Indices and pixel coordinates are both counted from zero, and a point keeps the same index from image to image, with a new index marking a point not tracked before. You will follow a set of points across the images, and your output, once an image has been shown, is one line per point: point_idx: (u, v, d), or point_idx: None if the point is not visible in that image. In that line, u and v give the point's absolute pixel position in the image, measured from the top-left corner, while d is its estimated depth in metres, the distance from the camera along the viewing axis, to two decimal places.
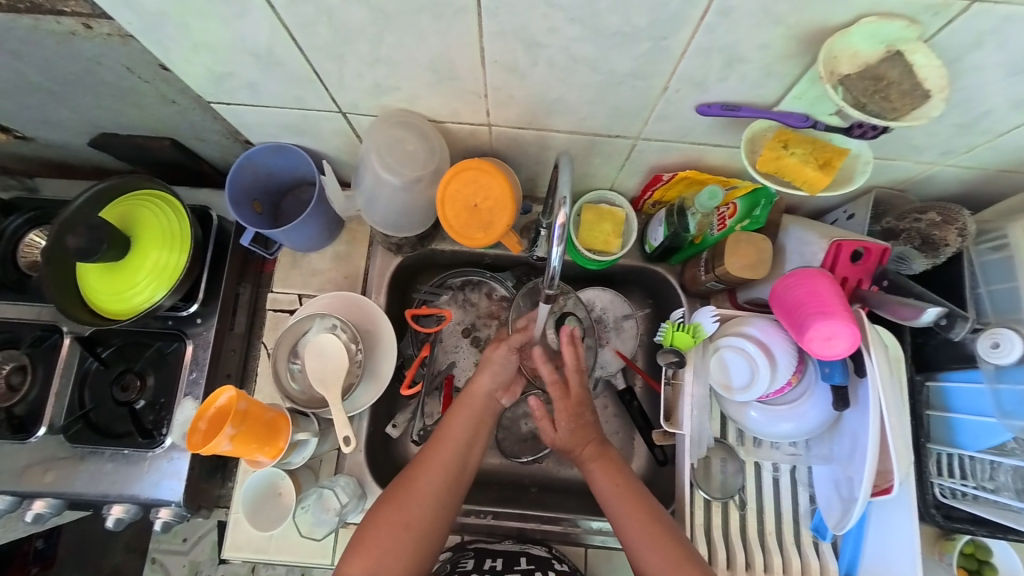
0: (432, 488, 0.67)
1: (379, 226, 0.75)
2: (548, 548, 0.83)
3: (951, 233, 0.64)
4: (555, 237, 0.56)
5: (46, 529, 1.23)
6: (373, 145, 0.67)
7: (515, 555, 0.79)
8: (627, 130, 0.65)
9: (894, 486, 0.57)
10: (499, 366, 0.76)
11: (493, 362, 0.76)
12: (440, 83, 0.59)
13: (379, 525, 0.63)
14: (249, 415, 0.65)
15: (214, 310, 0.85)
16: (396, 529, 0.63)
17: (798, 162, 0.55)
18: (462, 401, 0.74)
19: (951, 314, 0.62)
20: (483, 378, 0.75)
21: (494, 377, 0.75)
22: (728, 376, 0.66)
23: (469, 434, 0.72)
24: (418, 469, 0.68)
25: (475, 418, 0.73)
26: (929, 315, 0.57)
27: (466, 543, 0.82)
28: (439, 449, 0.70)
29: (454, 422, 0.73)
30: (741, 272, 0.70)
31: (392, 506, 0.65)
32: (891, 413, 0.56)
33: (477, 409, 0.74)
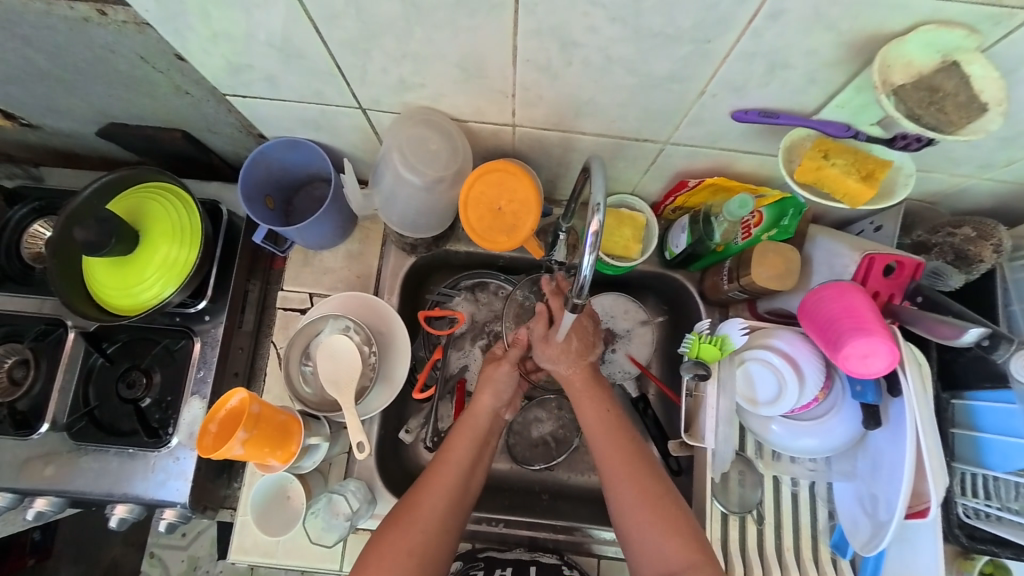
0: (437, 510, 0.64)
1: (396, 226, 0.73)
2: (559, 556, 0.80)
3: (986, 249, 0.62)
4: (586, 245, 0.54)
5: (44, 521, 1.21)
6: (395, 143, 0.65)
7: (524, 564, 0.77)
8: (656, 134, 0.63)
9: (930, 508, 0.55)
10: (501, 383, 0.76)
11: (494, 381, 0.76)
12: (467, 81, 0.57)
13: (384, 552, 0.61)
14: (263, 418, 0.63)
15: (223, 307, 0.84)
16: (400, 557, 0.60)
17: (840, 173, 0.53)
18: (464, 422, 0.73)
19: (994, 335, 0.59)
20: (485, 397, 0.75)
21: (496, 397, 0.75)
22: (754, 390, 0.65)
23: (472, 454, 0.70)
24: (422, 491, 0.66)
25: (479, 438, 0.72)
26: (971, 334, 0.55)
27: (476, 552, 0.80)
28: (443, 470, 0.68)
29: (456, 441, 0.70)
30: (769, 282, 0.68)
31: (397, 532, 0.62)
32: (927, 434, 0.55)
33: (479, 429, 0.72)
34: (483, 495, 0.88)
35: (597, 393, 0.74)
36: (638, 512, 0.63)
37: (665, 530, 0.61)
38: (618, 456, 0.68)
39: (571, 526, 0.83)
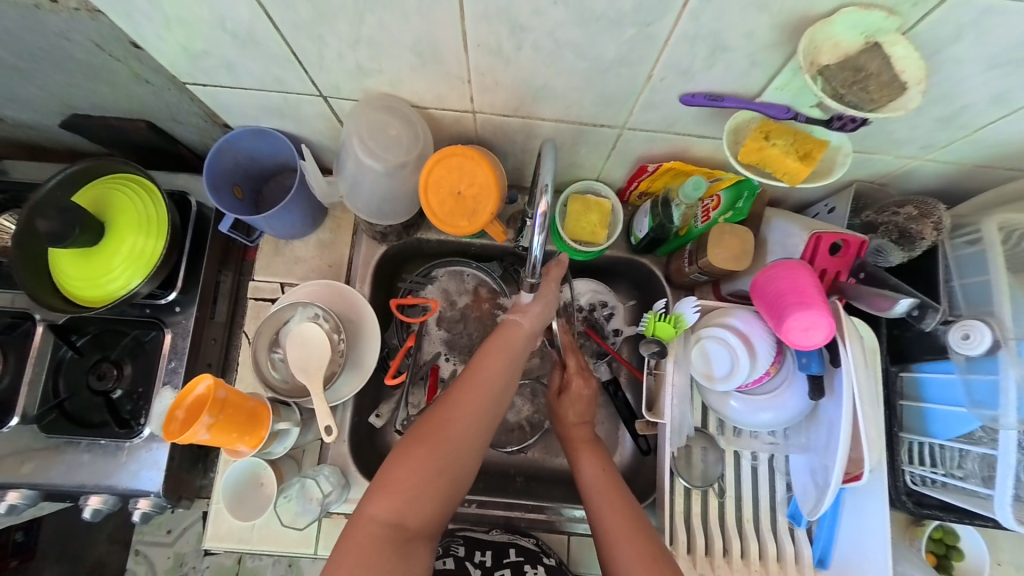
0: (467, 426, 0.61)
1: (362, 213, 0.73)
2: (535, 540, 0.82)
3: (928, 227, 0.65)
4: (537, 227, 0.56)
5: (25, 522, 1.21)
6: (356, 129, 0.65)
7: (504, 547, 0.79)
8: (613, 119, 0.65)
9: (864, 473, 0.58)
10: (546, 305, 0.73)
11: (545, 299, 0.73)
12: (424, 67, 0.58)
13: (409, 466, 0.58)
14: (230, 404, 0.63)
15: (194, 299, 0.84)
16: (431, 471, 0.58)
17: (780, 153, 0.55)
18: (497, 339, 0.68)
19: (922, 305, 0.65)
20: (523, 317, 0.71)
21: (539, 317, 0.72)
22: (710, 366, 0.67)
23: (507, 372, 0.65)
24: (449, 410, 0.62)
25: (514, 356, 0.67)
26: (902, 306, 0.58)
27: (455, 530, 0.83)
28: (474, 387, 0.64)
29: (488, 359, 0.66)
30: (725, 263, 0.71)
31: (423, 446, 0.59)
32: (863, 402, 0.58)
33: (513, 349, 0.67)
34: None
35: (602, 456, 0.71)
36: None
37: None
38: (608, 500, 0.65)
39: (545, 506, 0.85)
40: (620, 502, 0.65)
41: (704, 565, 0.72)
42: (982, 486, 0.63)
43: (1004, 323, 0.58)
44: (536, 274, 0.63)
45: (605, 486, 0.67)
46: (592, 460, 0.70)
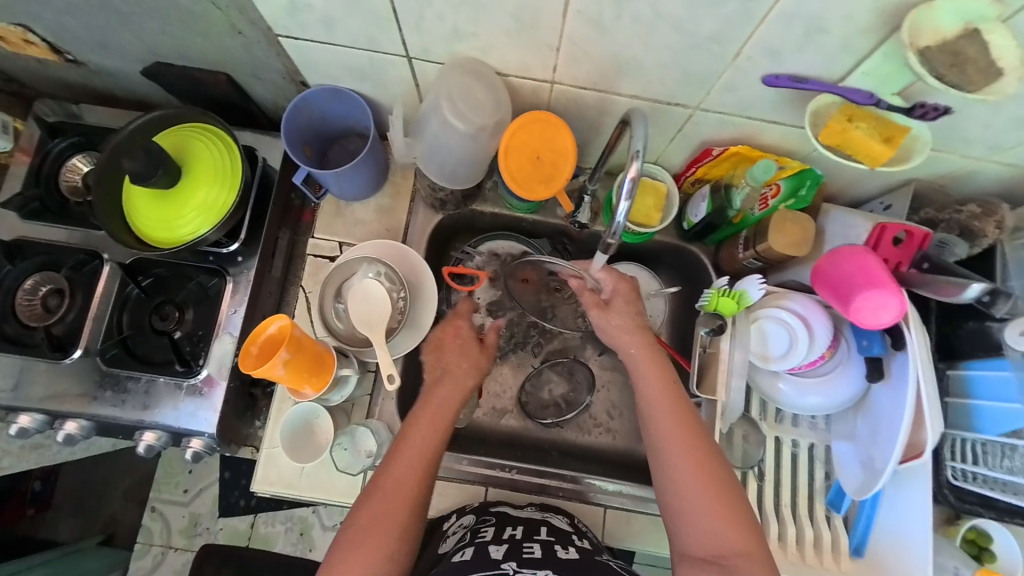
0: (402, 496, 0.62)
1: (433, 176, 0.76)
2: (569, 523, 0.75)
3: (990, 224, 0.69)
4: (624, 191, 0.58)
5: (44, 471, 1.24)
6: (443, 90, 0.67)
7: (535, 525, 0.71)
8: (688, 99, 0.68)
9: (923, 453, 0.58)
10: (461, 375, 0.74)
11: (452, 374, 0.74)
12: (519, 34, 0.61)
13: (356, 548, 0.59)
14: (304, 345, 0.65)
15: (255, 252, 0.87)
16: (377, 549, 0.59)
17: (864, 136, 0.56)
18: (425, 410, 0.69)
19: (996, 292, 0.63)
20: (444, 387, 0.72)
21: (458, 386, 0.73)
22: (767, 346, 0.68)
23: (435, 441, 0.67)
24: (386, 486, 0.63)
25: (442, 427, 0.69)
26: (973, 291, 0.58)
27: (488, 509, 0.77)
28: (398, 463, 0.65)
29: (416, 431, 0.67)
30: (786, 249, 0.73)
31: (370, 525, 0.60)
32: (928, 384, 0.58)
33: (443, 416, 0.69)
34: (497, 449, 0.91)
35: (662, 362, 0.68)
36: (700, 509, 0.58)
37: (729, 515, 0.58)
38: (666, 405, 0.65)
39: (576, 476, 0.84)
40: (692, 429, 0.63)
41: None
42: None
43: None
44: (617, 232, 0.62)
45: (663, 393, 0.65)
46: (670, 392, 0.66)
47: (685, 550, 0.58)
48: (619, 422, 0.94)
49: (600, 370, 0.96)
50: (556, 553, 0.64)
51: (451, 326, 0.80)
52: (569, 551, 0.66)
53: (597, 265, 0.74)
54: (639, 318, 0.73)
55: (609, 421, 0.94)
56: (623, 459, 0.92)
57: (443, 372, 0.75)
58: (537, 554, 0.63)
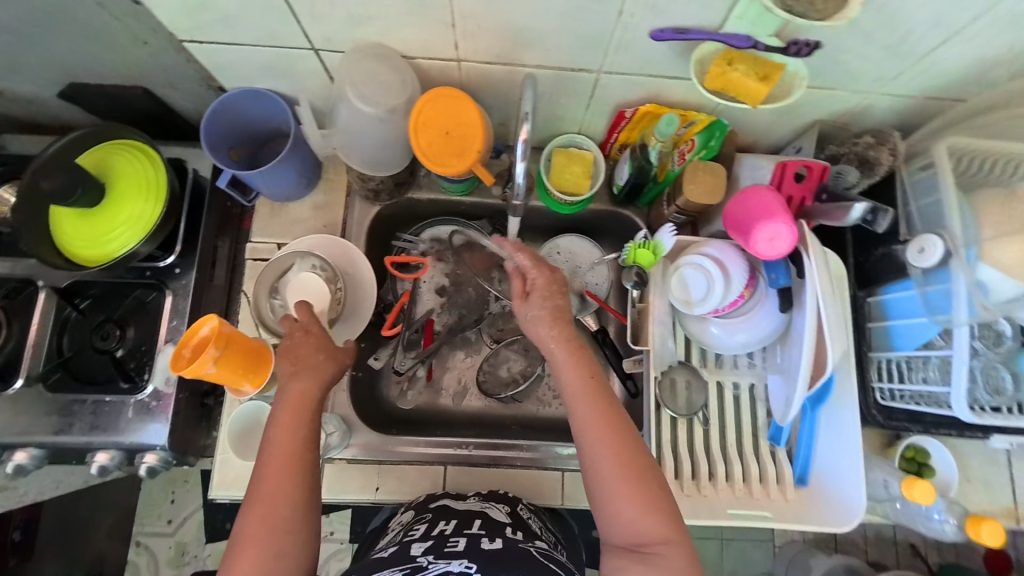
0: (284, 488, 0.58)
1: (358, 166, 0.77)
2: (510, 511, 0.73)
3: (884, 153, 0.72)
4: (520, 153, 0.59)
5: None
6: (349, 77, 0.68)
7: (469, 518, 0.69)
8: (590, 63, 0.70)
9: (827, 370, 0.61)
10: (317, 361, 0.65)
11: (306, 361, 0.65)
12: (412, 12, 0.63)
13: (248, 547, 0.55)
14: (235, 339, 0.65)
15: (192, 263, 0.87)
16: (267, 544, 0.55)
17: (741, 77, 0.60)
18: (288, 402, 0.62)
19: (874, 208, 0.70)
20: (301, 376, 0.64)
21: (318, 371, 0.64)
22: (689, 292, 0.69)
23: (304, 430, 0.61)
24: (266, 483, 0.58)
25: (309, 413, 0.62)
26: (856, 212, 0.63)
27: (427, 504, 0.74)
28: (273, 459, 0.59)
29: (281, 424, 0.61)
30: (700, 198, 0.75)
31: (256, 521, 0.56)
32: (827, 305, 0.61)
33: (307, 403, 0.63)
34: (461, 427, 0.90)
35: (584, 358, 0.66)
36: (619, 502, 0.60)
37: (647, 506, 0.59)
38: (589, 402, 0.64)
39: (533, 444, 0.83)
40: (614, 423, 0.63)
41: (691, 489, 0.71)
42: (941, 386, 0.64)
43: (955, 235, 0.62)
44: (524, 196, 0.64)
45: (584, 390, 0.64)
46: (592, 392, 0.64)
47: (610, 539, 0.61)
48: None
49: None
50: (479, 545, 0.62)
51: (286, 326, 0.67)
52: (495, 541, 0.64)
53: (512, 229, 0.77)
54: (561, 307, 0.69)
55: None
56: None
57: (295, 371, 0.64)
58: (460, 548, 0.62)
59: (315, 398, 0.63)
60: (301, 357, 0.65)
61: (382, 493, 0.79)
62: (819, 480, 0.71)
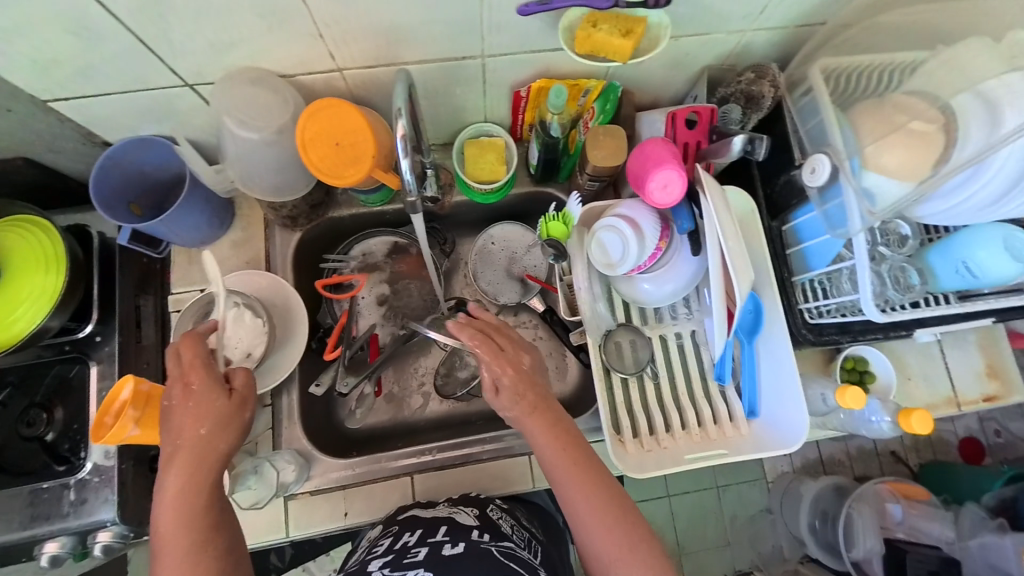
0: (179, 559, 0.55)
1: (262, 196, 0.75)
2: (478, 513, 0.71)
3: (765, 86, 0.76)
4: (400, 150, 0.58)
5: None
6: (227, 106, 0.67)
7: (435, 525, 0.68)
8: (470, 49, 0.70)
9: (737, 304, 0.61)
10: (206, 412, 0.60)
11: (195, 416, 0.59)
12: (274, 29, 0.62)
13: None
14: (155, 396, 0.63)
15: (113, 328, 0.81)
16: None
17: (606, 36, 0.61)
18: (178, 463, 0.58)
19: (751, 137, 0.69)
20: (186, 437, 0.59)
21: (207, 426, 0.59)
22: (608, 254, 0.70)
23: (196, 494, 0.58)
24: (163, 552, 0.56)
25: (200, 476, 0.58)
26: (736, 144, 0.69)
27: (395, 517, 0.73)
28: (167, 527, 0.56)
29: (171, 488, 0.57)
30: (606, 161, 0.76)
31: None
32: (728, 242, 0.61)
33: (196, 465, 0.58)
34: (429, 432, 0.90)
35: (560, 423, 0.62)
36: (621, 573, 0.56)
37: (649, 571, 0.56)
38: (573, 470, 0.60)
39: (496, 435, 0.83)
40: (603, 491, 0.59)
41: (651, 445, 0.73)
42: (852, 294, 0.68)
43: (840, 149, 0.66)
44: (413, 191, 0.62)
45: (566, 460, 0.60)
46: (576, 467, 0.60)
47: None
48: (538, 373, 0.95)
49: None
50: (439, 552, 0.62)
51: (175, 366, 0.62)
52: (457, 545, 0.63)
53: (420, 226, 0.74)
54: (526, 372, 0.64)
55: None
56: None
57: (180, 435, 0.59)
58: (419, 557, 0.61)
59: (211, 462, 0.59)
60: (185, 412, 0.60)
61: (352, 517, 0.78)
62: (765, 410, 0.74)
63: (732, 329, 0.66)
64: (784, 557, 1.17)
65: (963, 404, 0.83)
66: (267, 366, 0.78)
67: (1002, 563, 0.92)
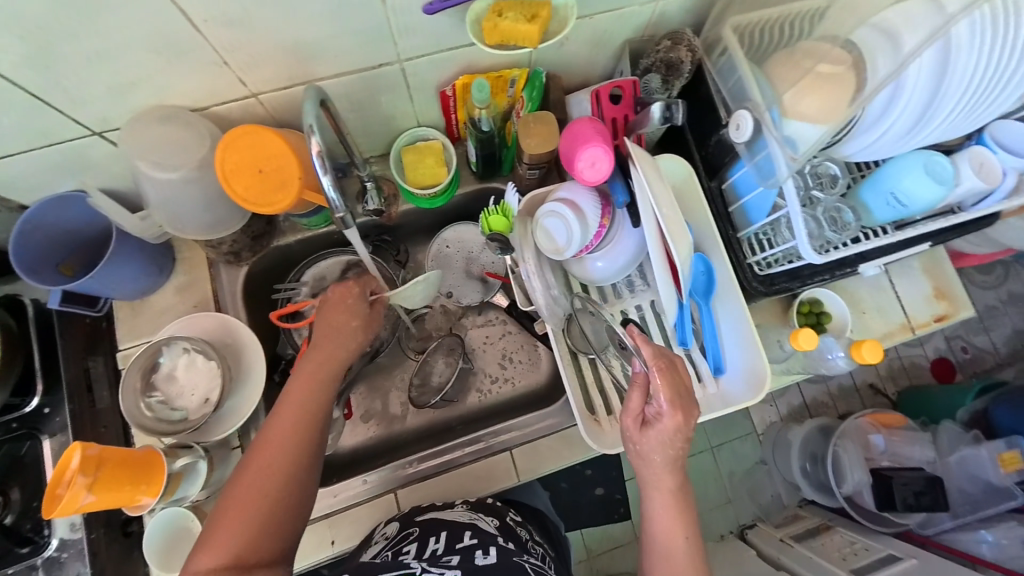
0: (286, 453, 0.62)
1: (195, 235, 0.73)
2: (499, 522, 0.71)
3: (683, 52, 0.77)
4: (318, 166, 0.58)
5: None
6: (140, 149, 0.64)
7: (460, 529, 0.68)
8: (386, 56, 0.69)
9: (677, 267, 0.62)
10: (349, 331, 0.71)
11: (337, 328, 0.71)
12: (175, 63, 0.59)
13: (235, 508, 0.58)
14: (106, 459, 0.60)
15: (63, 396, 0.77)
16: (258, 506, 0.59)
17: (512, 24, 0.61)
18: (306, 368, 0.67)
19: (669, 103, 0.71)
20: (326, 342, 0.69)
21: (342, 342, 0.70)
22: (555, 240, 0.70)
23: (319, 400, 0.66)
24: (268, 445, 0.62)
25: (325, 386, 0.67)
26: (655, 112, 0.71)
27: (414, 515, 0.73)
28: (279, 427, 0.63)
29: (294, 391, 0.66)
30: (539, 149, 0.76)
31: (250, 489, 0.59)
32: (664, 211, 0.62)
33: (323, 374, 0.67)
34: (411, 444, 0.91)
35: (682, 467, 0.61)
36: None
37: None
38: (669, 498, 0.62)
39: (475, 436, 0.83)
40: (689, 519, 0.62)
41: None
42: (789, 240, 0.70)
43: (759, 103, 0.67)
44: (340, 208, 0.62)
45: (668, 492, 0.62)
46: (674, 498, 0.62)
47: None
48: (512, 367, 0.95)
49: (475, 332, 0.97)
50: (473, 560, 0.63)
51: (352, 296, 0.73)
52: (490, 555, 0.64)
53: (358, 243, 0.72)
54: (685, 414, 0.59)
55: (503, 372, 0.95)
56: (530, 397, 0.94)
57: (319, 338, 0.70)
58: (455, 563, 0.61)
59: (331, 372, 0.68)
60: (336, 325, 0.71)
61: (340, 544, 0.77)
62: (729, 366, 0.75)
63: (682, 292, 0.67)
64: (783, 504, 1.20)
65: (916, 328, 0.87)
66: (225, 410, 0.75)
67: (981, 473, 0.98)
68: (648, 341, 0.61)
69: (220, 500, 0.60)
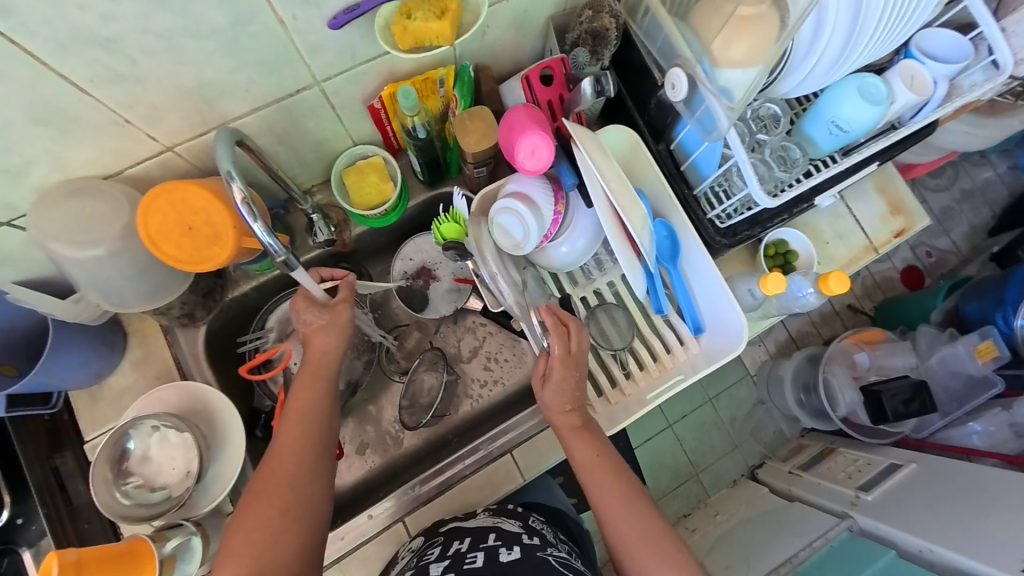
0: (294, 457, 0.61)
1: (139, 307, 0.68)
2: (520, 521, 0.70)
3: (606, 19, 0.74)
4: (245, 216, 0.55)
5: None
6: (58, 230, 0.60)
7: (483, 532, 0.67)
8: (300, 80, 0.64)
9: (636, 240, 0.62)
10: (338, 330, 0.70)
11: (326, 327, 0.69)
12: (72, 132, 0.55)
13: (250, 521, 0.57)
14: (87, 562, 0.57)
15: (32, 506, 0.74)
16: (273, 519, 0.57)
17: (423, 24, 0.58)
18: (308, 370, 0.68)
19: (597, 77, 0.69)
20: (318, 341, 0.69)
21: (330, 338, 0.69)
22: (511, 235, 0.68)
23: (324, 402, 0.67)
24: (279, 449, 0.62)
25: (329, 387, 0.68)
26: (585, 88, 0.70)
27: (436, 528, 0.72)
28: (288, 429, 0.64)
29: (299, 393, 0.66)
30: (479, 147, 0.73)
31: (261, 498, 0.58)
32: (613, 185, 0.61)
33: (325, 373, 0.68)
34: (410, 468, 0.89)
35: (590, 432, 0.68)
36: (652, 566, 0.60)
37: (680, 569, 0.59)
38: (601, 471, 0.65)
39: (472, 447, 0.82)
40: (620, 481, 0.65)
41: (616, 396, 0.79)
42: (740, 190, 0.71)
43: (689, 58, 0.66)
44: (279, 251, 0.58)
45: (593, 467, 0.66)
46: (604, 465, 0.66)
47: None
48: (497, 368, 0.94)
49: (455, 340, 0.95)
50: (497, 558, 0.62)
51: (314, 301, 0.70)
52: (513, 550, 0.63)
53: (307, 279, 0.66)
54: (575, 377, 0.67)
55: (492, 373, 0.94)
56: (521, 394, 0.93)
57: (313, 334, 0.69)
58: (478, 562, 0.61)
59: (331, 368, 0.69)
60: (315, 325, 0.69)
61: None
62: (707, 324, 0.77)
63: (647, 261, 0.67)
64: (786, 437, 1.23)
65: (878, 247, 0.89)
66: (208, 478, 0.72)
67: (961, 367, 1.01)
68: (550, 310, 0.68)
69: (238, 505, 0.59)
